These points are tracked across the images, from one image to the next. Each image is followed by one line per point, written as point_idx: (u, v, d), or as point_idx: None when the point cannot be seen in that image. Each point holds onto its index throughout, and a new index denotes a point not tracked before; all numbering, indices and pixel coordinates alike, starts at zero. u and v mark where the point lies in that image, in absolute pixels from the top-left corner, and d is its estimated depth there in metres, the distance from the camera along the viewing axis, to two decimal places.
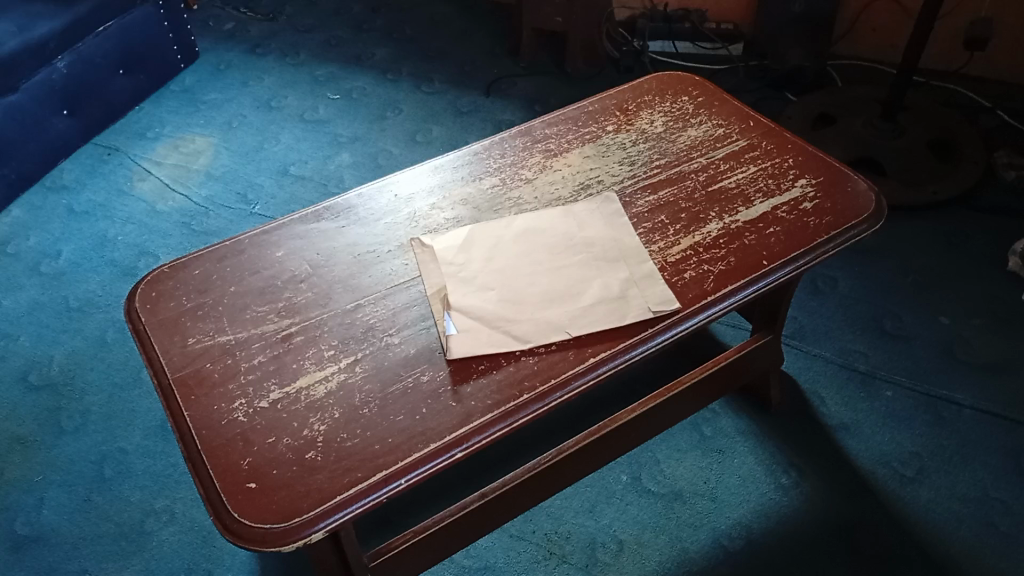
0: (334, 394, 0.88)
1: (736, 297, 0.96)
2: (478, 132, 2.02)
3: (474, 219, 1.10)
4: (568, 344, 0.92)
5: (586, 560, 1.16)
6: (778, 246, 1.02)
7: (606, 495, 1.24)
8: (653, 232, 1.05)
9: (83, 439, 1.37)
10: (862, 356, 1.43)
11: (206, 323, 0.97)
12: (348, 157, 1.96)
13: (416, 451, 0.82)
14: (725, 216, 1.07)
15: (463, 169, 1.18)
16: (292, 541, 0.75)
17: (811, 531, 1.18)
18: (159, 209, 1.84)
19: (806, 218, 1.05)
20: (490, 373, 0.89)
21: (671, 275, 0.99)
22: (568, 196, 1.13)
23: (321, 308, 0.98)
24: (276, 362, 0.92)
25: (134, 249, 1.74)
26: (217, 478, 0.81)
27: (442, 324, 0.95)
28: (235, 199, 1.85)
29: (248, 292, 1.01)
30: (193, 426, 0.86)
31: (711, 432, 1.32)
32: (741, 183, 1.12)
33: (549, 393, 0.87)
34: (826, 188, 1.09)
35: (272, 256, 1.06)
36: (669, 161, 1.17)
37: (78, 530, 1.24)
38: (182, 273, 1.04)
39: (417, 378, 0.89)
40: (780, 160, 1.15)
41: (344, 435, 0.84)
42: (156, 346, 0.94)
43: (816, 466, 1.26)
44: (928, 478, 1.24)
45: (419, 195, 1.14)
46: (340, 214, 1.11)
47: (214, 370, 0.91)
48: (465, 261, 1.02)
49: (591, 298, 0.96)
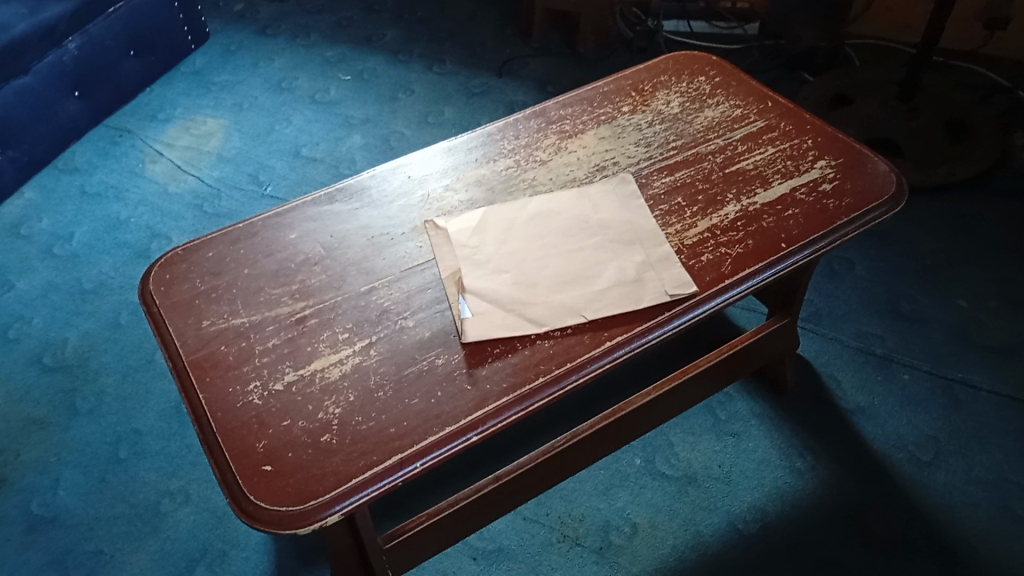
0: (349, 377, 0.88)
1: (754, 280, 0.95)
2: (490, 113, 2.00)
3: (488, 201, 1.09)
4: (584, 327, 0.91)
5: (600, 543, 1.16)
6: (797, 228, 1.00)
7: (619, 478, 1.23)
8: (669, 214, 1.04)
9: (97, 421, 1.37)
10: (878, 339, 1.41)
11: (220, 306, 0.97)
12: (360, 139, 1.95)
13: (432, 434, 0.82)
14: (742, 198, 1.05)
15: (477, 150, 1.17)
16: (309, 524, 0.75)
17: (825, 514, 1.17)
18: (170, 191, 1.84)
19: (825, 201, 1.04)
20: (505, 357, 0.88)
21: (688, 258, 0.98)
22: (583, 178, 1.11)
23: (334, 291, 0.97)
24: (290, 344, 0.92)
25: (146, 232, 1.74)
26: (233, 460, 0.81)
27: (457, 307, 0.94)
28: (246, 181, 1.85)
29: (262, 275, 1.00)
30: (208, 408, 0.86)
31: (725, 416, 1.31)
32: (759, 165, 1.10)
33: (565, 376, 0.86)
34: (845, 170, 1.08)
35: (285, 239, 1.05)
36: (686, 142, 1.15)
37: (94, 511, 1.24)
38: (196, 256, 1.04)
39: (432, 361, 0.89)
40: (799, 141, 1.13)
41: (360, 418, 0.84)
42: (170, 329, 0.94)
43: (832, 449, 1.25)
44: (945, 462, 1.23)
45: (432, 176, 1.13)
46: (354, 196, 1.11)
47: (229, 352, 0.91)
48: (479, 244, 1.01)
49: (606, 282, 0.95)
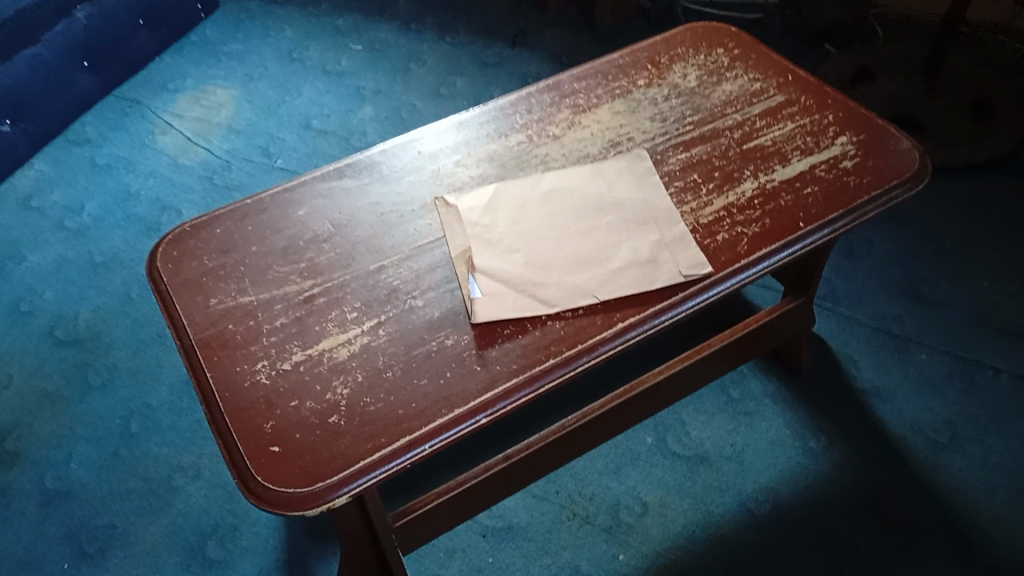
0: (357, 357, 0.87)
1: (770, 261, 0.93)
2: (503, 85, 1.97)
3: (499, 177, 1.06)
4: (595, 308, 0.89)
5: (610, 522, 1.15)
6: (815, 207, 0.98)
7: (630, 456, 1.22)
8: (685, 191, 1.02)
9: (110, 395, 1.37)
10: (896, 320, 1.39)
11: (228, 284, 0.96)
12: (371, 111, 1.92)
13: (440, 417, 0.81)
14: (760, 175, 1.03)
15: (489, 125, 1.14)
16: (317, 506, 0.75)
17: (838, 497, 1.16)
18: (181, 163, 1.83)
19: (845, 178, 1.01)
20: (515, 338, 0.87)
21: (703, 237, 0.96)
22: (597, 154, 1.09)
23: (343, 270, 0.96)
24: (298, 324, 0.91)
25: (157, 205, 1.73)
26: (241, 441, 0.80)
27: (467, 287, 0.92)
28: (257, 153, 1.83)
29: (270, 253, 0.99)
30: (216, 388, 0.85)
31: (739, 394, 1.29)
32: (778, 141, 1.07)
33: (576, 358, 0.85)
34: (867, 146, 1.05)
35: (294, 216, 1.03)
36: (702, 117, 1.12)
37: (106, 485, 1.25)
38: (204, 232, 1.02)
39: (441, 342, 0.88)
40: (820, 117, 1.10)
41: (368, 400, 0.83)
42: (178, 307, 0.93)
43: (846, 430, 1.24)
44: (962, 446, 1.22)
45: (443, 151, 1.11)
46: (363, 171, 1.09)
47: (237, 332, 0.90)
48: (490, 222, 0.99)
49: (619, 262, 0.94)
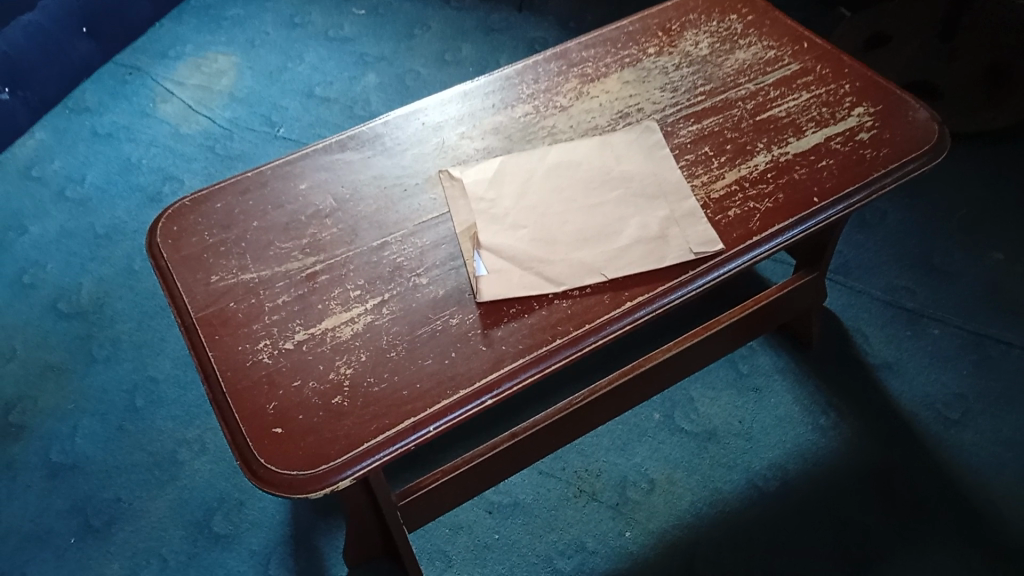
0: (360, 336, 0.85)
1: (783, 238, 0.91)
2: (509, 51, 1.92)
3: (505, 149, 1.04)
4: (603, 287, 0.88)
5: (616, 498, 1.14)
6: (830, 181, 0.95)
7: (637, 433, 1.21)
8: (696, 165, 0.99)
9: (114, 368, 1.37)
10: (909, 293, 1.36)
11: (229, 261, 0.94)
12: (375, 78, 1.89)
13: (445, 397, 0.80)
14: (773, 147, 1.00)
15: (494, 95, 1.11)
16: (321, 488, 0.75)
17: (847, 474, 1.15)
18: (182, 132, 1.80)
19: (861, 151, 0.98)
20: (521, 318, 0.85)
21: (714, 213, 0.93)
22: (605, 125, 1.06)
23: (346, 246, 0.94)
24: (301, 302, 0.89)
25: (159, 175, 1.71)
26: (244, 422, 0.79)
27: (472, 264, 0.90)
28: (259, 121, 1.80)
29: (272, 228, 0.97)
30: (218, 367, 0.84)
31: (748, 369, 1.28)
32: (793, 112, 1.04)
33: (583, 338, 0.84)
34: (884, 118, 1.02)
35: (295, 190, 1.01)
36: (714, 87, 1.09)
37: (112, 459, 1.25)
38: (204, 207, 1.00)
39: (446, 321, 0.86)
40: (835, 87, 1.07)
41: (372, 380, 0.82)
42: (178, 283, 0.92)
43: (856, 406, 1.22)
44: (973, 421, 1.20)
45: (447, 123, 1.08)
46: (366, 144, 1.06)
47: (238, 310, 0.89)
48: (496, 196, 0.97)
49: (628, 238, 0.91)
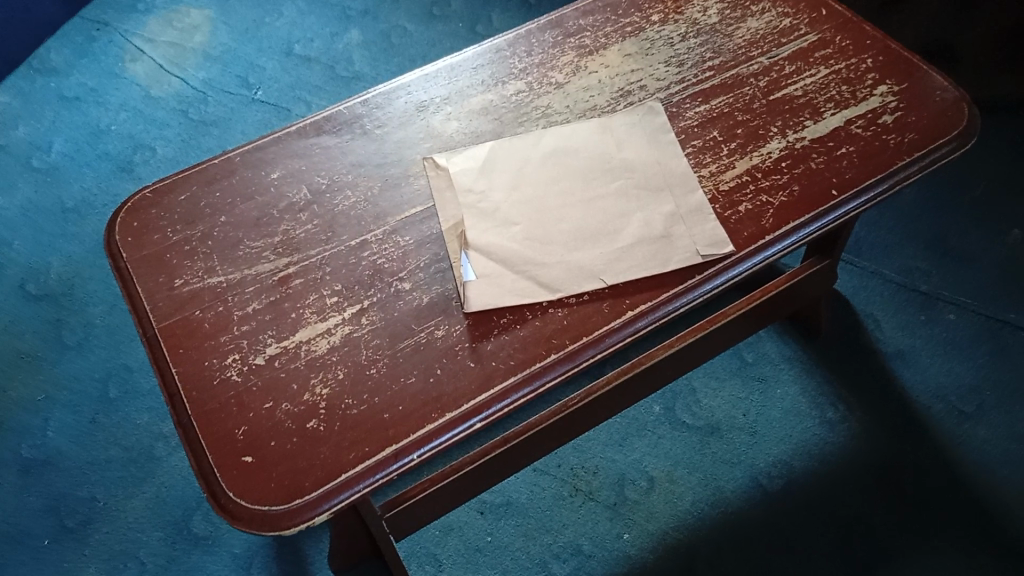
0: (337, 351, 0.78)
1: (798, 236, 0.83)
2: (502, 4, 1.80)
3: (495, 134, 0.95)
4: (603, 294, 0.80)
5: (614, 498, 1.10)
6: (850, 172, 0.87)
7: (636, 427, 1.16)
8: (703, 151, 0.90)
9: (85, 355, 1.30)
10: (923, 275, 1.29)
11: (195, 262, 0.86)
12: (359, 35, 1.77)
13: (431, 421, 0.73)
14: (789, 132, 0.91)
15: (483, 70, 1.01)
16: (297, 524, 0.68)
17: (854, 471, 1.10)
18: (153, 94, 1.69)
19: (884, 136, 0.90)
20: (513, 330, 0.78)
21: (723, 208, 0.85)
22: (605, 105, 0.97)
23: (322, 245, 0.86)
24: (273, 310, 0.82)
25: (129, 142, 1.61)
26: (210, 450, 0.73)
27: (459, 268, 0.83)
28: (235, 83, 1.69)
29: (241, 224, 0.89)
30: (183, 386, 0.77)
31: (753, 358, 1.21)
32: (810, 91, 0.95)
33: (580, 353, 0.77)
34: (909, 98, 0.93)
35: (266, 179, 0.92)
36: (725, 60, 1.00)
37: (86, 455, 1.20)
38: (167, 199, 0.92)
39: (431, 333, 0.79)
40: (857, 62, 0.97)
41: (350, 401, 0.75)
42: (139, 288, 0.84)
43: (866, 398, 1.17)
44: (987, 415, 1.14)
45: (432, 103, 0.98)
46: (343, 127, 0.97)
47: (205, 319, 0.81)
48: (485, 189, 0.89)
49: (629, 238, 0.84)
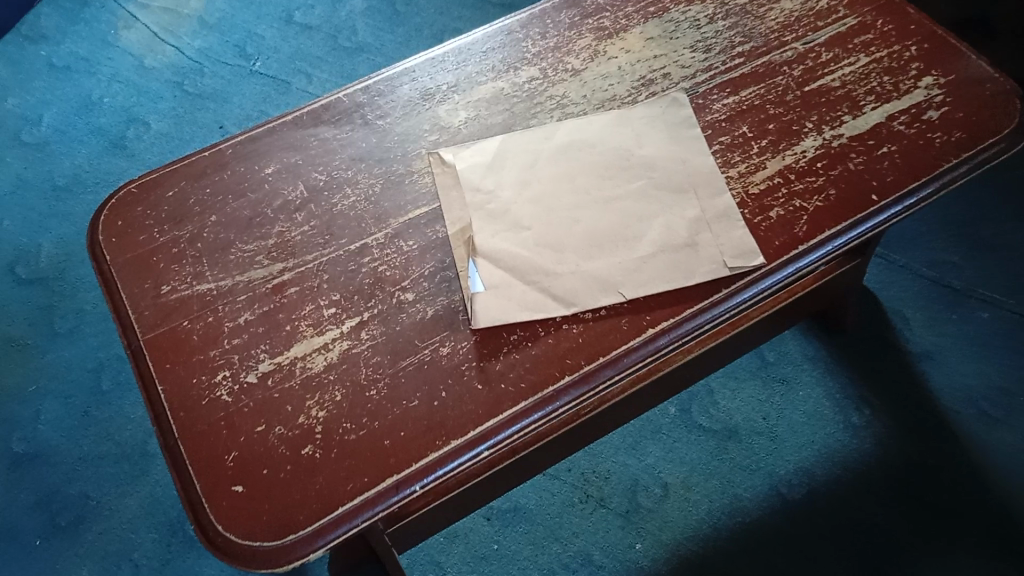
0: (335, 369, 0.73)
1: (834, 246, 0.77)
2: None
3: (506, 126, 0.88)
4: (621, 309, 0.74)
5: (626, 505, 1.06)
6: (891, 174, 0.80)
7: (651, 429, 1.12)
8: (732, 149, 0.83)
9: (78, 344, 1.26)
10: (956, 269, 1.22)
11: (183, 266, 0.80)
12: (362, 2, 1.68)
13: (435, 449, 0.68)
14: (824, 128, 0.84)
15: (494, 55, 0.94)
16: (289, 562, 0.63)
17: (879, 480, 1.05)
18: (147, 64, 1.62)
19: (929, 134, 0.82)
20: (524, 348, 0.73)
21: (752, 214, 0.79)
22: (625, 95, 0.89)
23: (319, 249, 0.80)
24: (266, 321, 0.76)
25: (121, 115, 1.54)
26: (198, 477, 0.68)
27: (466, 279, 0.77)
28: (232, 53, 1.61)
29: (232, 224, 0.83)
30: (169, 405, 0.72)
31: (774, 358, 1.16)
32: (848, 81, 0.88)
33: (596, 374, 0.71)
34: (957, 90, 0.86)
35: (259, 175, 0.86)
36: (756, 46, 0.92)
37: (78, 450, 1.16)
38: (153, 195, 0.86)
39: (436, 351, 0.73)
40: (899, 49, 0.90)
41: (348, 426, 0.70)
42: (123, 294, 0.78)
43: (892, 401, 1.11)
44: (1020, 420, 1.08)
45: (438, 91, 0.91)
46: (343, 116, 0.90)
47: (193, 331, 0.76)
48: (494, 188, 0.82)
49: (651, 245, 0.77)
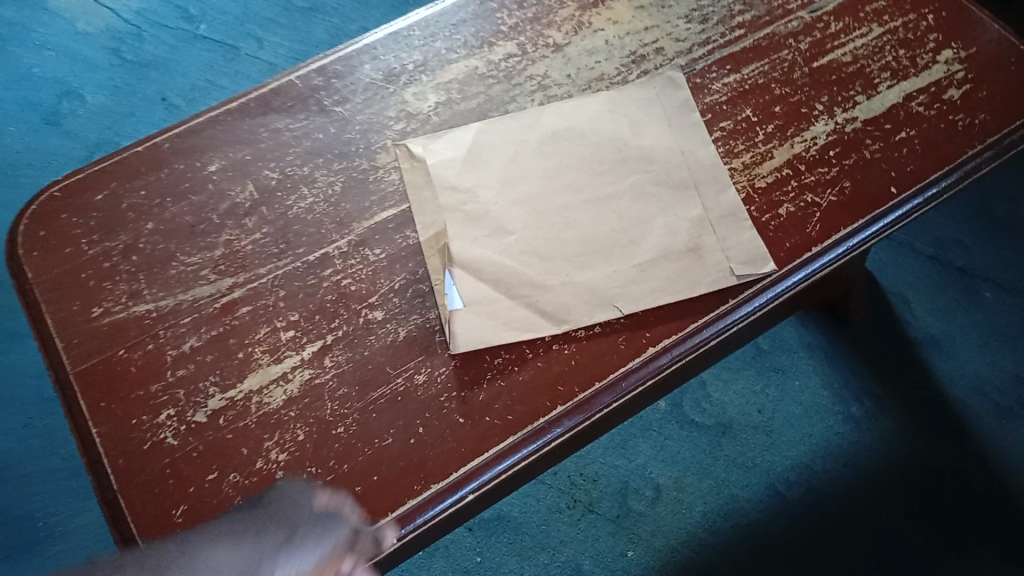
0: (296, 404, 0.64)
1: (850, 247, 0.69)
2: None
3: (481, 112, 0.78)
4: (618, 326, 0.66)
5: (616, 509, 1.01)
6: (911, 163, 0.72)
7: (641, 427, 1.07)
8: (734, 136, 0.75)
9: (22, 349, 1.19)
10: (960, 249, 1.19)
11: (117, 283, 0.70)
12: None
13: (413, 495, 0.60)
14: (837, 110, 0.75)
15: (466, 28, 0.84)
16: None
17: (885, 477, 1.03)
18: (81, 29, 1.47)
19: (951, 117, 0.75)
20: (510, 374, 0.64)
21: (760, 211, 0.71)
22: (614, 74, 0.80)
23: (273, 261, 0.71)
24: (215, 348, 0.67)
25: (55, 87, 1.40)
26: (143, 538, 0.59)
27: (442, 294, 0.68)
28: (174, 15, 1.47)
29: (172, 233, 0.73)
30: (106, 452, 0.62)
31: (769, 347, 1.12)
32: (861, 55, 0.79)
33: (592, 402, 0.63)
34: (981, 65, 0.77)
35: (202, 173, 0.76)
36: (757, 14, 0.83)
37: (27, 465, 1.10)
38: (80, 198, 0.75)
39: (411, 380, 0.65)
40: (916, 18, 0.81)
41: (313, 470, 0.61)
42: (49, 320, 0.68)
43: (895, 393, 1.08)
44: None
45: (403, 72, 0.81)
46: (295, 102, 0.79)
47: (131, 362, 0.66)
48: (471, 185, 0.73)
49: (649, 251, 0.69)
